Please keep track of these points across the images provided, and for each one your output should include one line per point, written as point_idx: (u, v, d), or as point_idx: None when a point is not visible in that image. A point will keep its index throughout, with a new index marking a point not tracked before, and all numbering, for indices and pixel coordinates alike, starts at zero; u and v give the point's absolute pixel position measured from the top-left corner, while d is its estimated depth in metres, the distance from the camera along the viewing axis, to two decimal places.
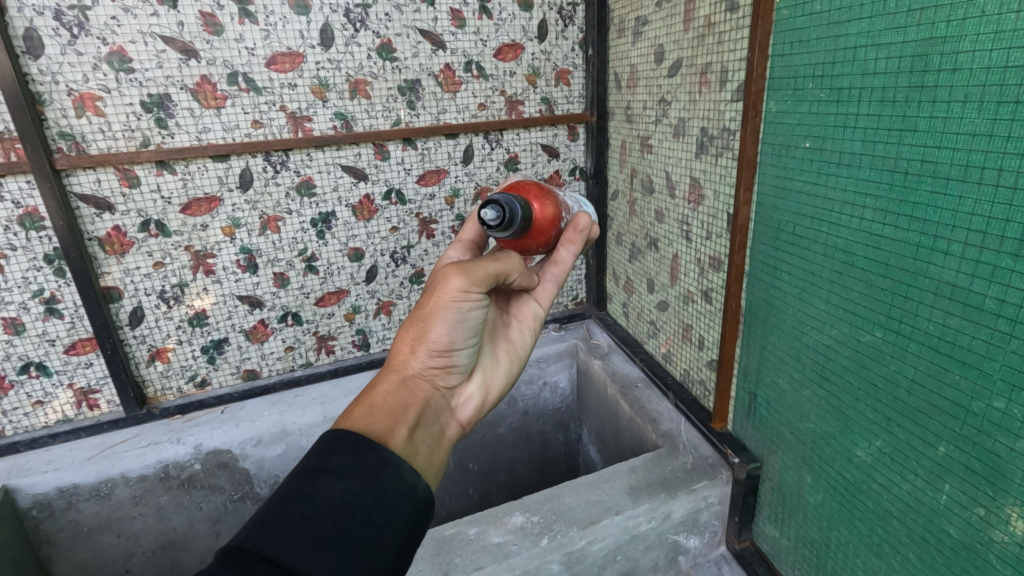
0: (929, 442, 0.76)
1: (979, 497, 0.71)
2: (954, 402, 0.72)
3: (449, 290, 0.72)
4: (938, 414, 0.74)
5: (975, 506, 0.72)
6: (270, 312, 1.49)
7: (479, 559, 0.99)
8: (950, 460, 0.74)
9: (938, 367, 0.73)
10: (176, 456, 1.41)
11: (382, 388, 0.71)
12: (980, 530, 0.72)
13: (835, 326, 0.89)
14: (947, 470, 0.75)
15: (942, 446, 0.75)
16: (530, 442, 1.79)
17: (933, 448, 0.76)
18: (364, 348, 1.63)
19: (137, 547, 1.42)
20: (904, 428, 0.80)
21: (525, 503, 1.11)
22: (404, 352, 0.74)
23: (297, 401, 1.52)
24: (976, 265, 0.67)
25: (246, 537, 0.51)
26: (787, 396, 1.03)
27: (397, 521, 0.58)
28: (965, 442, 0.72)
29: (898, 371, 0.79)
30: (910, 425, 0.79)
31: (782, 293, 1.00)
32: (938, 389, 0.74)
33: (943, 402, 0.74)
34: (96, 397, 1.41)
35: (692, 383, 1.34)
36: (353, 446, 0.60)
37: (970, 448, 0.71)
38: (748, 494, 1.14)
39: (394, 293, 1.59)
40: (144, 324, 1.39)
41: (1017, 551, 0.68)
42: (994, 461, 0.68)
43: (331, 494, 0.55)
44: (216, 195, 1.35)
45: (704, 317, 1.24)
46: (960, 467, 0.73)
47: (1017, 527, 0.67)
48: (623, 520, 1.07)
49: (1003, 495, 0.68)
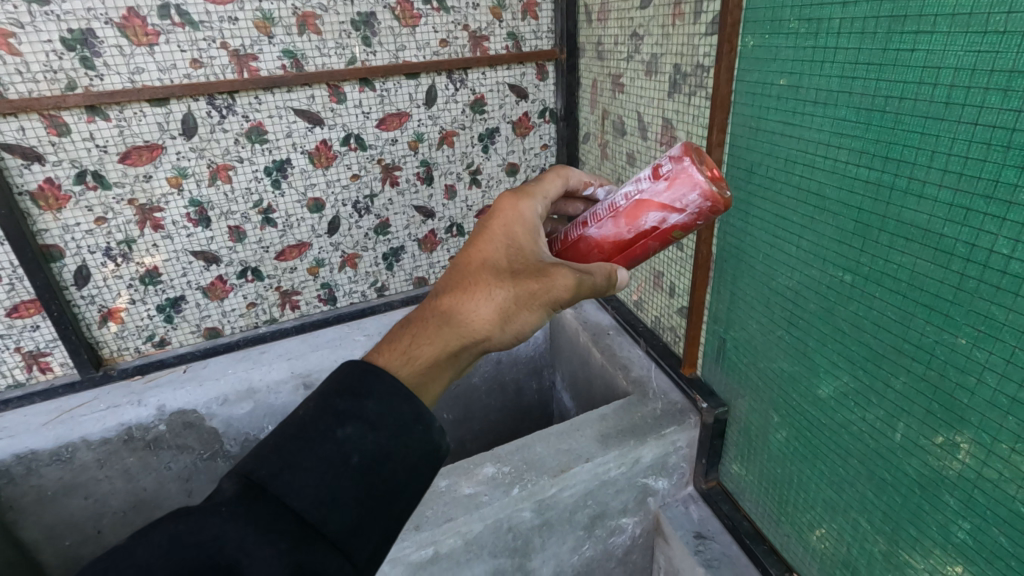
0: (887, 383, 0.77)
1: (929, 430, 0.73)
2: (911, 340, 0.72)
3: (566, 280, 0.69)
4: (901, 357, 0.74)
5: (927, 442, 0.74)
6: (227, 268, 1.42)
7: (449, 511, 0.98)
8: (907, 398, 0.75)
9: (899, 308, 0.73)
10: (139, 418, 1.34)
11: (455, 344, 0.64)
12: (931, 466, 0.74)
13: (803, 271, 0.88)
14: (903, 409, 0.76)
15: (895, 383, 0.76)
16: (504, 391, 1.80)
17: (893, 389, 0.77)
18: (331, 302, 1.58)
19: (106, 507, 1.38)
20: (867, 370, 0.80)
21: (496, 454, 1.09)
22: (487, 315, 0.66)
23: (262, 357, 1.48)
24: (949, 208, 0.64)
25: (270, 475, 0.50)
26: (755, 341, 1.03)
27: (418, 479, 0.56)
28: (923, 383, 0.72)
29: (864, 315, 0.79)
30: (873, 368, 0.79)
31: (752, 237, 0.98)
32: (902, 331, 0.73)
33: (901, 344, 0.74)
34: (47, 361, 1.33)
35: (663, 330, 1.34)
36: (393, 393, 0.56)
37: (925, 385, 0.72)
38: (716, 436, 1.16)
39: (359, 244, 1.55)
40: (92, 284, 1.31)
41: (962, 483, 0.70)
42: (952, 403, 0.69)
43: (361, 447, 0.53)
44: (157, 143, 1.25)
45: (676, 264, 1.22)
46: (918, 407, 0.74)
47: (962, 459, 0.70)
48: (593, 467, 1.07)
49: (951, 432, 0.70)
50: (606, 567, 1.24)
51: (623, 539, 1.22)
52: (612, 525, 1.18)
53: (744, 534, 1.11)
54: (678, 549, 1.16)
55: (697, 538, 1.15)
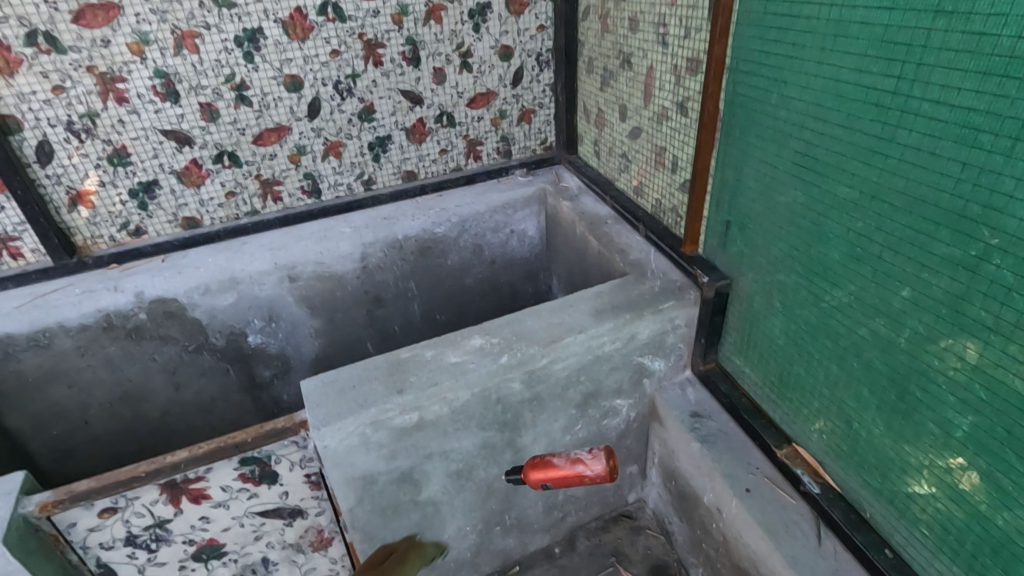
0: (902, 235, 0.75)
1: (948, 272, 0.70)
2: (943, 181, 0.69)
3: None
4: (930, 203, 0.71)
5: (943, 285, 0.71)
6: (202, 151, 1.33)
7: (435, 377, 0.94)
8: (929, 248, 0.72)
9: (932, 147, 0.69)
10: (118, 304, 1.31)
11: None
12: (946, 310, 0.71)
13: (819, 122, 0.83)
14: (921, 254, 0.73)
15: (917, 233, 0.73)
16: (499, 293, 1.72)
17: (911, 234, 0.74)
18: (315, 195, 1.50)
19: (92, 398, 1.37)
20: (883, 219, 0.77)
21: (485, 328, 1.04)
22: None
23: (244, 249, 1.41)
24: (996, 13, 0.60)
25: None
26: (762, 207, 0.98)
27: None
28: (947, 220, 0.69)
29: (884, 159, 0.75)
30: (891, 215, 0.75)
31: (764, 94, 0.92)
32: (927, 168, 0.70)
33: (930, 188, 0.70)
34: (17, 245, 1.27)
35: (664, 213, 1.26)
36: None
37: (951, 229, 0.69)
38: (716, 314, 1.11)
39: (342, 131, 1.44)
40: (56, 162, 1.23)
41: (981, 320, 0.68)
42: (977, 236, 0.66)
43: None
44: (113, 2, 1.14)
45: (679, 135, 1.13)
46: (938, 249, 0.71)
47: (982, 295, 0.67)
48: (586, 339, 1.02)
49: (972, 277, 0.68)
50: None
51: (618, 423, 1.19)
52: (606, 406, 1.14)
53: (742, 411, 1.08)
54: (674, 429, 1.13)
55: (693, 417, 1.12)
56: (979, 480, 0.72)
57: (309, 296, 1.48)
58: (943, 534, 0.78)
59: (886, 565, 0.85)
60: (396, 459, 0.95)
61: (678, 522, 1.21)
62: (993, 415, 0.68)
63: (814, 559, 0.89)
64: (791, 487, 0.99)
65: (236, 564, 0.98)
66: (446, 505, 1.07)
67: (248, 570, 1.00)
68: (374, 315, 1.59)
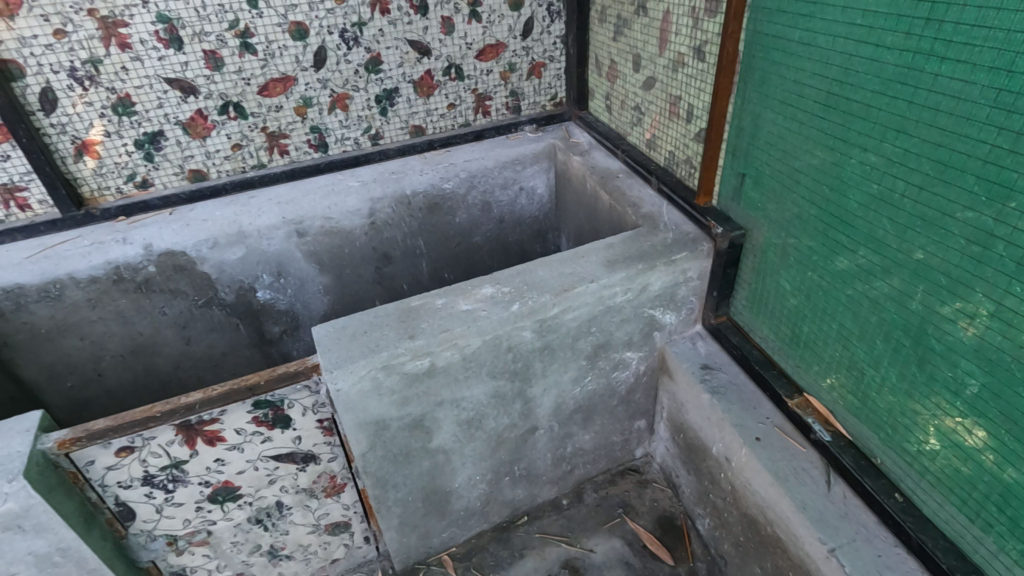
0: (925, 175, 0.73)
1: (972, 213, 0.69)
2: (971, 119, 0.66)
3: None
4: (958, 143, 0.68)
5: (966, 227, 0.70)
6: (207, 102, 1.31)
7: (446, 323, 0.94)
8: (952, 191, 0.70)
9: (962, 84, 0.66)
10: (127, 257, 1.31)
11: None
12: (967, 253, 0.70)
13: (842, 60, 0.80)
14: (944, 196, 0.71)
15: (940, 175, 0.71)
16: (507, 253, 1.71)
17: (934, 175, 0.72)
18: (322, 149, 1.47)
19: (104, 350, 1.38)
20: (905, 161, 0.75)
21: (495, 277, 1.03)
22: None
23: (252, 202, 1.40)
24: None
25: None
26: (778, 153, 0.95)
27: None
28: (974, 159, 0.67)
29: (911, 96, 0.72)
30: (914, 156, 0.73)
31: (785, 32, 0.89)
32: (956, 104, 0.67)
33: (957, 126, 0.68)
34: (24, 196, 1.26)
35: (677, 166, 1.24)
36: None
37: (977, 170, 0.67)
38: (729, 266, 1.10)
39: (348, 83, 1.41)
40: (60, 111, 1.22)
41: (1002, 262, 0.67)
42: (1006, 175, 0.64)
43: None
44: None
45: (695, 82, 1.10)
46: (963, 190, 0.69)
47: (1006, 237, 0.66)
48: (598, 289, 1.01)
49: (994, 220, 0.67)
50: (608, 404, 1.21)
51: (628, 375, 1.18)
52: (616, 359, 1.14)
53: (754, 362, 1.08)
54: (684, 382, 1.13)
55: (703, 368, 1.12)
56: (986, 424, 0.72)
57: (317, 252, 1.48)
58: (948, 477, 0.79)
59: (895, 509, 0.85)
60: (408, 405, 0.95)
61: (686, 474, 1.22)
62: (1005, 359, 0.68)
63: (822, 503, 0.90)
64: (801, 436, 0.99)
65: (252, 506, 0.99)
66: (456, 453, 1.08)
67: (262, 513, 1.01)
68: (382, 272, 1.58)
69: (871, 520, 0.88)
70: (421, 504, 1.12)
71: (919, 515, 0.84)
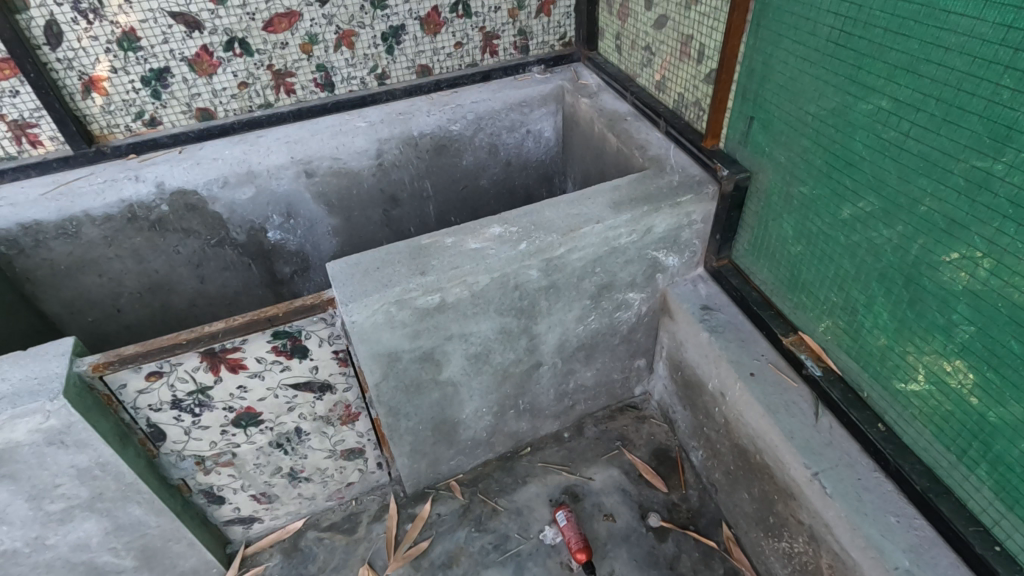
0: (931, 116, 0.74)
1: (973, 154, 0.70)
2: (978, 60, 0.67)
3: None
4: (964, 82, 0.69)
5: (966, 168, 0.71)
6: (212, 38, 1.29)
7: (456, 261, 0.97)
8: (956, 132, 0.71)
9: (973, 21, 0.67)
10: (140, 195, 1.33)
11: None
12: (967, 194, 0.72)
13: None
14: (949, 138, 0.72)
15: (946, 115, 0.72)
16: (513, 197, 1.72)
17: (940, 118, 0.73)
18: (328, 89, 1.46)
19: (122, 288, 1.42)
20: (912, 102, 0.75)
21: (503, 218, 1.06)
22: None
23: (260, 141, 1.41)
24: None
25: None
26: (787, 96, 0.95)
27: None
28: (978, 100, 0.68)
29: (922, 36, 0.72)
30: (921, 98, 0.74)
31: None
32: (967, 43, 0.68)
33: (965, 67, 0.69)
34: (36, 133, 1.27)
35: (686, 108, 1.23)
36: None
37: (980, 111, 0.68)
38: (732, 210, 1.12)
39: (354, 20, 1.38)
40: (66, 45, 1.21)
41: (997, 203, 0.69)
42: (1008, 115, 0.66)
43: None
44: None
45: (707, 20, 1.08)
46: (966, 131, 0.70)
47: (1004, 178, 0.68)
48: (604, 230, 1.04)
49: (994, 159, 0.68)
50: (610, 343, 1.26)
51: (629, 316, 1.22)
52: (619, 299, 1.18)
53: (752, 303, 1.12)
54: (683, 322, 1.17)
55: (703, 309, 1.16)
56: (969, 357, 0.76)
57: (326, 194, 1.49)
58: (929, 409, 0.84)
59: (877, 438, 0.91)
60: (419, 338, 1.00)
61: (682, 410, 1.28)
62: (994, 297, 0.72)
63: (809, 433, 0.95)
64: (794, 372, 1.04)
65: (272, 431, 1.06)
66: (464, 386, 1.14)
67: (282, 438, 1.08)
68: (390, 215, 1.60)
69: (854, 449, 0.93)
70: (431, 433, 1.18)
71: (899, 444, 0.90)
